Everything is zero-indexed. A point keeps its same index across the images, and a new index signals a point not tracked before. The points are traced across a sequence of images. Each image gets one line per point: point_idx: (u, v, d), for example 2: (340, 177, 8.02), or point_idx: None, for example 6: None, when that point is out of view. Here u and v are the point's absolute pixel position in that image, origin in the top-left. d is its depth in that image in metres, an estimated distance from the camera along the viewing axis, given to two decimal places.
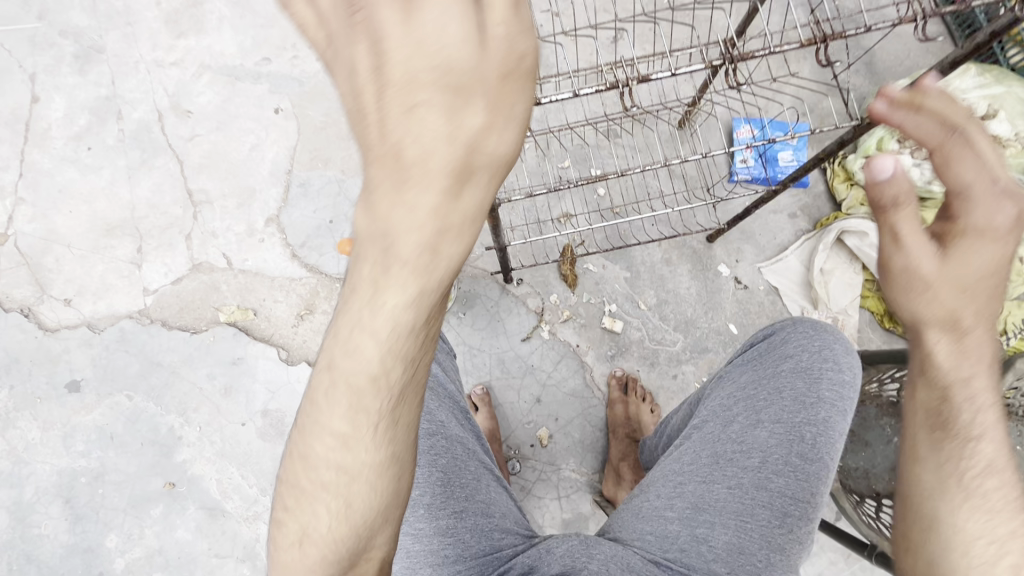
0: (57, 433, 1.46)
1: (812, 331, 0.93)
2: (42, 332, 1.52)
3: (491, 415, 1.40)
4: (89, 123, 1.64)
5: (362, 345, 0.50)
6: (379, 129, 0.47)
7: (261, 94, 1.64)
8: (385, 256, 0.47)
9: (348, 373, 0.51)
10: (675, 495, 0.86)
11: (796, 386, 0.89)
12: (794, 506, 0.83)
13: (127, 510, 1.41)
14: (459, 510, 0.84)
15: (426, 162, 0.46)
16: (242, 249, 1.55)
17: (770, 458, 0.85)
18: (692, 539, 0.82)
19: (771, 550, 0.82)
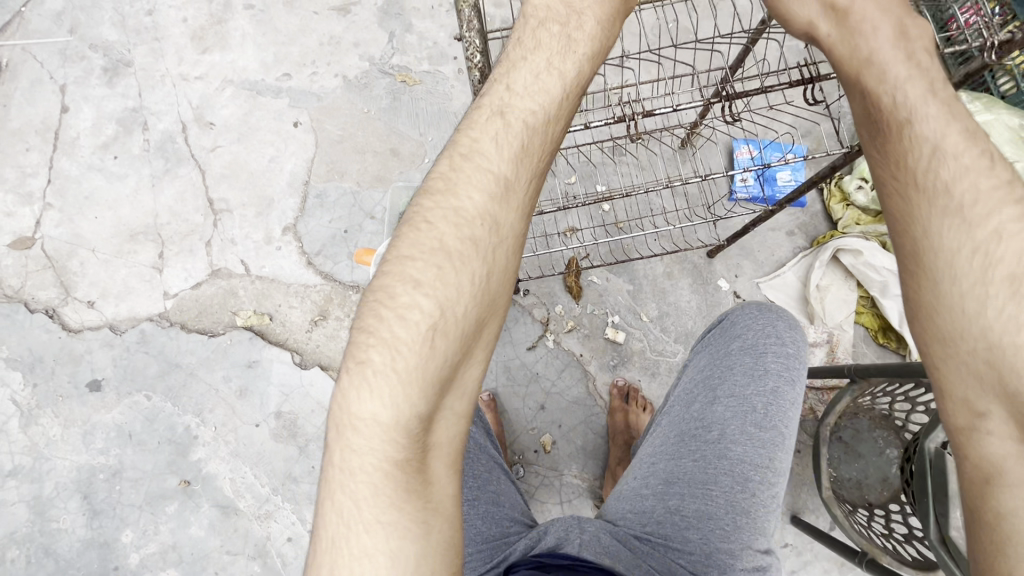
0: (77, 431, 1.51)
1: (758, 312, 0.98)
2: (66, 332, 1.57)
3: (497, 420, 1.45)
4: (116, 133, 1.72)
5: (481, 173, 0.63)
6: (538, 33, 0.74)
7: (282, 108, 1.72)
8: (531, 109, 0.67)
9: (465, 195, 0.62)
10: (649, 473, 0.95)
11: (745, 362, 0.94)
12: (754, 473, 0.88)
13: (143, 506, 1.46)
14: (473, 499, 0.92)
15: (571, 58, 0.71)
16: (260, 255, 1.61)
17: (727, 430, 0.90)
18: (666, 512, 0.89)
19: (737, 514, 0.86)
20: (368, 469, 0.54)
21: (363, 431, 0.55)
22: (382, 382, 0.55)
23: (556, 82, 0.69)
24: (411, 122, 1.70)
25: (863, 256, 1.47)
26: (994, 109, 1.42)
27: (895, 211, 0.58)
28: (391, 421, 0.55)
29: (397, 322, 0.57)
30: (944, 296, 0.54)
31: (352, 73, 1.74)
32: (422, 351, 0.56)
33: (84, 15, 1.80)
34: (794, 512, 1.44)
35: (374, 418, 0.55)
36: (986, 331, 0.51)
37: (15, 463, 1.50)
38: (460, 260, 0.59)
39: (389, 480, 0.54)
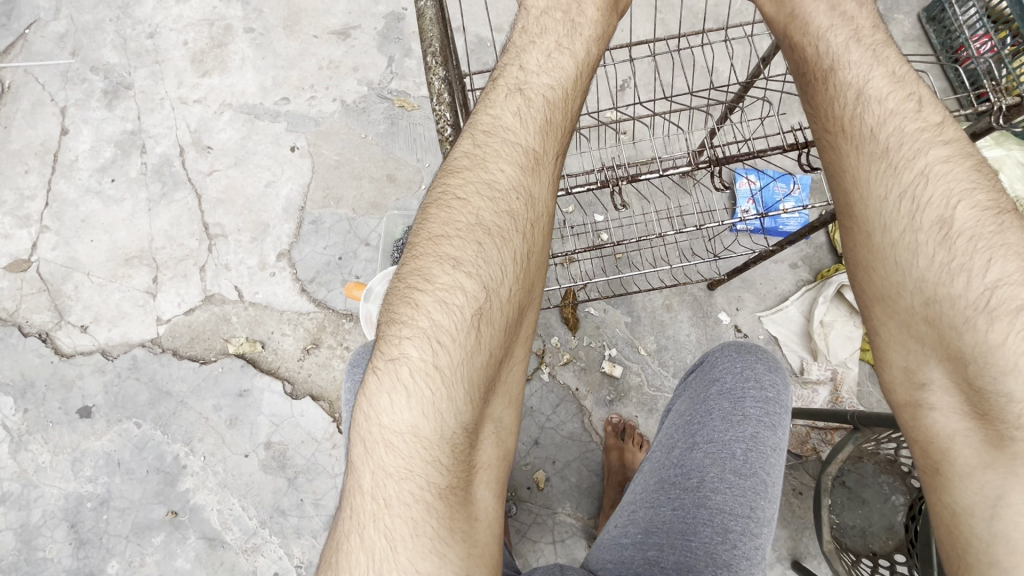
0: (67, 458, 1.50)
1: (736, 353, 0.88)
2: (58, 357, 1.57)
3: None
4: (114, 156, 1.72)
5: (508, 158, 0.64)
6: (542, 21, 0.76)
7: (279, 132, 1.71)
8: (550, 87, 0.70)
9: (494, 178, 0.63)
10: (630, 522, 0.84)
11: (722, 406, 0.84)
12: (736, 523, 0.76)
13: (129, 536, 1.44)
14: None
15: (579, 39, 0.74)
16: (253, 281, 1.60)
17: (707, 477, 0.79)
18: (645, 563, 0.77)
19: (718, 567, 0.73)
20: (412, 485, 0.52)
21: (403, 443, 0.53)
22: (424, 384, 0.53)
23: (570, 61, 0.72)
24: (409, 148, 1.68)
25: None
26: (1006, 145, 1.41)
27: (846, 202, 0.60)
28: (436, 426, 0.53)
29: (439, 311, 0.56)
30: (878, 276, 0.56)
31: (350, 97, 1.73)
32: (466, 345, 0.55)
33: (87, 38, 1.81)
34: (795, 557, 1.40)
35: (413, 415, 0.53)
36: (917, 303, 0.53)
37: (4, 489, 1.49)
38: (499, 245, 0.60)
39: (436, 491, 0.52)
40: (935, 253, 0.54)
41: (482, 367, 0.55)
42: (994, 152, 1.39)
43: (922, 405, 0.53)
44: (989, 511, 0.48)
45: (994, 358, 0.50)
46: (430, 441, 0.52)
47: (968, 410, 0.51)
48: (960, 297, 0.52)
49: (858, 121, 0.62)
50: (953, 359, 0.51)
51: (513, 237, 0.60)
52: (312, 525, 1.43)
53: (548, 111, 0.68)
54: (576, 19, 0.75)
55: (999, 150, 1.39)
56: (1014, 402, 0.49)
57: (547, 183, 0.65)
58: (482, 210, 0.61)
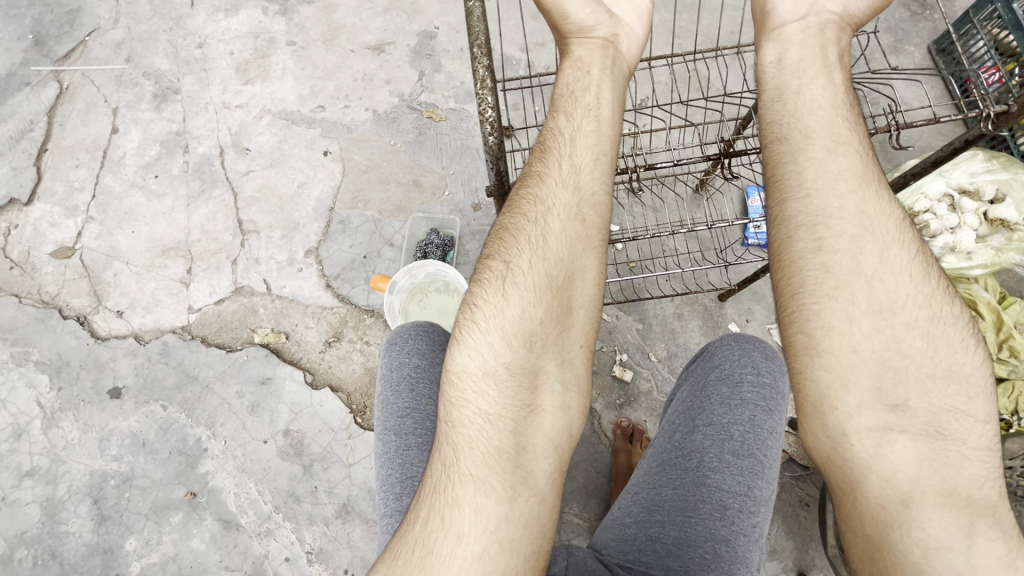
0: (95, 435, 1.56)
1: (734, 343, 0.91)
2: (94, 339, 1.65)
3: None
4: (159, 154, 1.83)
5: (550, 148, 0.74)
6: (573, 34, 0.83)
7: (313, 137, 1.82)
8: (586, 85, 0.78)
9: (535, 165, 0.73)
10: (632, 503, 0.89)
11: (721, 392, 0.88)
12: (733, 500, 0.81)
13: (148, 515, 1.49)
14: None
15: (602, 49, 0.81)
16: (281, 276, 1.68)
17: (706, 457, 0.84)
18: (647, 539, 0.83)
19: (718, 542, 0.78)
20: (465, 411, 0.61)
21: (457, 382, 0.62)
22: (471, 331, 0.63)
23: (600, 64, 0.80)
24: (435, 156, 1.77)
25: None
26: (1012, 167, 1.45)
27: (838, 208, 0.65)
28: (483, 364, 0.62)
29: (487, 272, 0.66)
30: (890, 284, 0.62)
31: (381, 107, 1.83)
32: (504, 300, 0.63)
33: (141, 46, 1.95)
34: (800, 569, 1.40)
35: (464, 355, 0.63)
36: (920, 320, 0.61)
37: (33, 463, 1.55)
38: (537, 217, 0.68)
39: (486, 416, 0.60)
40: (941, 281, 0.64)
41: (523, 315, 0.62)
42: (1001, 174, 1.43)
43: (888, 429, 0.58)
44: (962, 540, 0.54)
45: (971, 382, 0.60)
46: (478, 375, 0.61)
47: (925, 435, 0.58)
48: (951, 332, 0.61)
49: (851, 138, 0.70)
50: (933, 384, 0.59)
51: (549, 209, 0.68)
52: (324, 512, 1.47)
53: (578, 109, 0.76)
54: (603, 34, 0.83)
55: (1007, 173, 1.43)
56: (971, 424, 0.58)
57: (585, 163, 0.72)
58: (521, 197, 0.71)
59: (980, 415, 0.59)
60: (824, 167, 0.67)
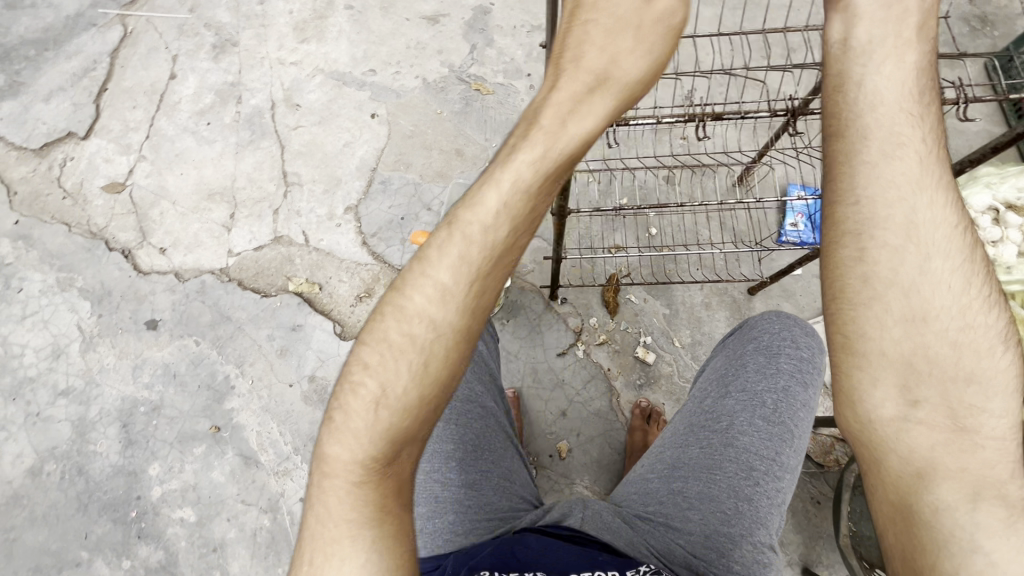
0: (129, 363, 1.62)
1: (774, 318, 0.93)
2: (136, 273, 1.71)
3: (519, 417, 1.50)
4: (213, 102, 1.89)
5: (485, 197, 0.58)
6: (588, 26, 0.65)
7: (362, 99, 1.86)
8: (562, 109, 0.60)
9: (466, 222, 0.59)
10: (656, 460, 0.91)
11: (756, 361, 0.89)
12: (760, 463, 0.82)
13: (173, 444, 1.54)
14: (483, 472, 0.96)
15: (606, 53, 0.63)
16: (320, 229, 1.72)
17: (736, 421, 0.85)
18: (669, 493, 0.85)
19: (740, 501, 0.81)
20: (332, 488, 0.59)
21: (332, 459, 0.60)
22: (349, 406, 0.60)
23: (587, 81, 0.62)
24: (478, 128, 1.80)
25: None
26: None
27: (884, 216, 0.55)
28: (354, 446, 0.58)
29: (376, 351, 0.59)
30: (924, 296, 0.53)
31: (431, 76, 1.87)
32: (382, 385, 0.58)
33: None
34: (805, 564, 1.40)
35: (342, 436, 0.60)
36: (953, 325, 0.53)
37: (69, 383, 1.62)
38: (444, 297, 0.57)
39: (348, 504, 0.58)
40: (983, 279, 0.55)
41: (396, 409, 0.57)
42: None
43: (908, 421, 0.52)
44: (972, 523, 0.48)
45: (993, 377, 0.52)
46: (350, 456, 0.59)
47: (945, 426, 0.51)
48: (979, 340, 0.53)
49: (908, 146, 0.57)
50: (954, 385, 0.52)
51: (455, 297, 0.57)
52: None
53: (563, 122, 0.60)
54: (620, 26, 0.64)
55: None
56: (992, 417, 0.51)
57: (521, 196, 0.58)
58: (431, 254, 0.59)
59: (1001, 410, 0.51)
60: (876, 173, 0.56)
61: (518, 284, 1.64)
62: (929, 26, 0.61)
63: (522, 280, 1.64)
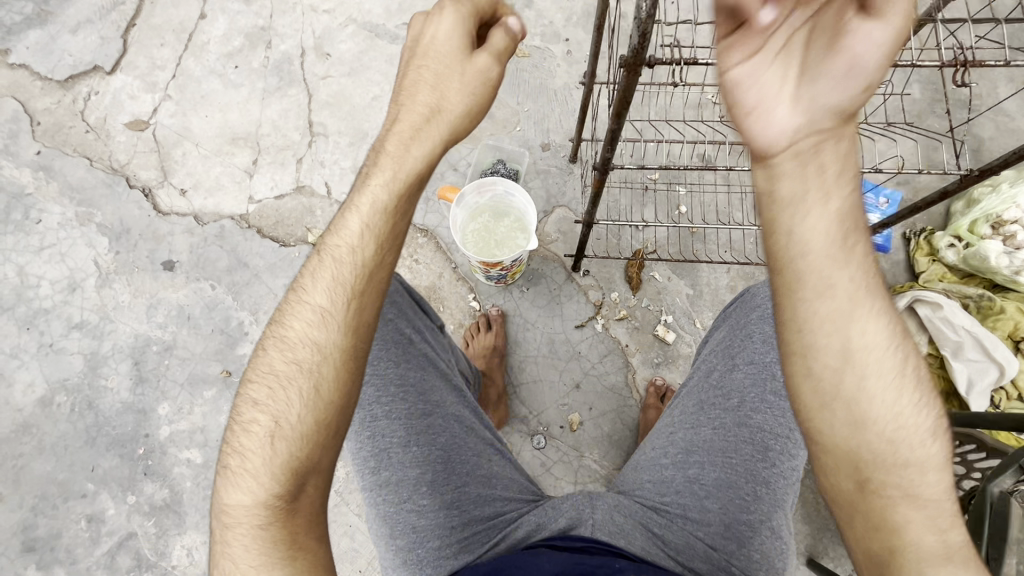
0: (144, 302, 1.61)
1: None
2: (155, 212, 1.69)
3: (499, 333, 1.51)
4: (242, 46, 1.84)
5: (349, 221, 0.74)
6: (420, 68, 0.80)
7: (394, 53, 1.81)
8: (405, 147, 0.76)
9: (335, 244, 0.74)
10: (668, 442, 0.93)
11: (763, 329, 0.88)
12: (775, 441, 0.85)
13: (183, 385, 1.54)
14: (460, 485, 0.88)
15: (430, 92, 0.79)
16: (343, 182, 1.69)
17: (747, 398, 0.87)
18: (685, 480, 0.88)
19: (759, 485, 0.84)
20: (244, 521, 0.65)
21: (230, 507, 0.67)
22: (253, 441, 0.68)
23: (417, 119, 0.77)
24: (509, 91, 1.75)
25: (939, 308, 1.41)
26: None
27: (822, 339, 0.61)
28: (261, 481, 0.66)
29: (274, 388, 0.70)
30: (861, 403, 0.60)
31: None
32: (285, 412, 0.68)
33: None
34: (811, 555, 1.38)
35: (246, 467, 0.67)
36: (887, 424, 0.60)
37: (83, 317, 1.61)
38: (330, 322, 0.71)
39: (260, 527, 0.65)
40: (910, 362, 0.62)
41: (304, 427, 0.68)
42: None
43: (863, 504, 0.60)
44: None
45: (928, 454, 0.60)
46: (259, 487, 0.66)
47: (902, 503, 0.59)
48: (909, 424, 0.60)
49: (832, 288, 0.60)
50: (895, 466, 0.60)
51: (333, 322, 0.71)
52: None
53: (406, 151, 0.76)
54: (449, 64, 0.79)
55: None
56: (925, 485, 0.59)
57: (380, 217, 0.74)
58: (311, 275, 0.73)
59: (933, 479, 0.59)
60: (812, 310, 0.61)
61: (541, 253, 1.60)
62: (850, 173, 0.62)
63: (545, 249, 1.60)
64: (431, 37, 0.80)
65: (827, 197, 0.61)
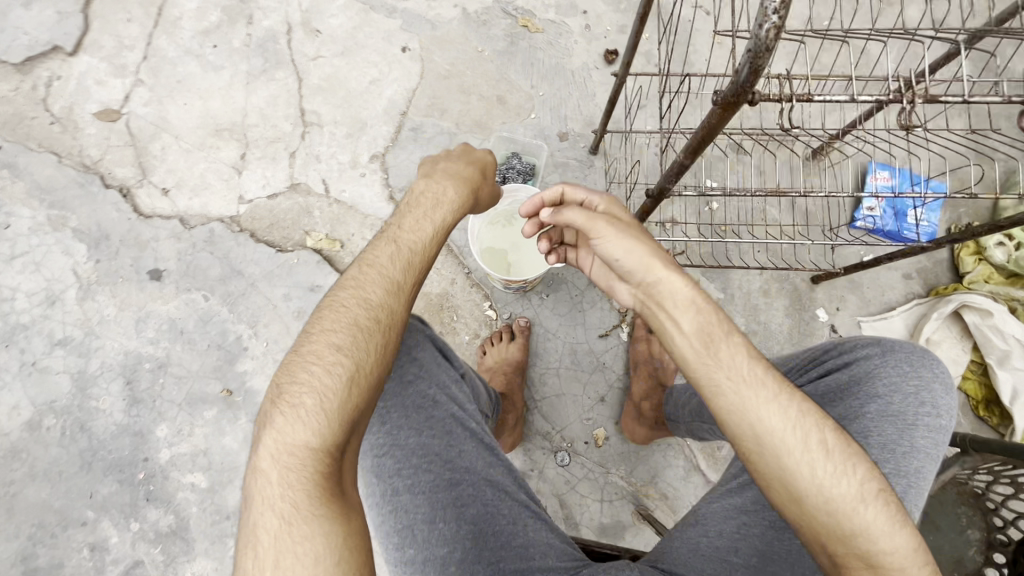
0: (131, 316, 1.49)
1: (904, 372, 0.87)
2: (136, 215, 1.54)
3: (523, 346, 1.41)
4: (220, 21, 1.64)
5: (422, 228, 0.89)
6: (441, 168, 1.01)
7: (392, 29, 1.62)
8: (435, 212, 0.91)
9: (408, 240, 0.87)
10: (739, 538, 0.87)
11: (885, 430, 0.83)
12: None
13: (181, 405, 1.44)
14: (494, 562, 0.79)
15: (453, 185, 0.96)
16: (342, 179, 1.54)
17: None
18: None
19: None
20: (298, 453, 0.68)
21: (290, 446, 0.68)
22: (314, 385, 0.72)
23: (449, 196, 0.95)
24: (522, 74, 1.58)
25: (989, 317, 1.33)
26: None
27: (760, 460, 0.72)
28: (320, 419, 0.70)
29: (336, 343, 0.75)
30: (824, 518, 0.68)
31: (472, 7, 1.63)
32: (347, 364, 0.74)
33: None
34: None
35: (306, 406, 0.71)
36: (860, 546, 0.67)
37: (66, 333, 1.49)
38: (391, 304, 0.81)
39: (315, 462, 0.68)
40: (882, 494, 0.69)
41: (357, 382, 0.74)
42: None
43: None
44: None
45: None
46: (322, 423, 0.70)
47: None
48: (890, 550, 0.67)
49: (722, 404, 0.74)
50: None
51: (394, 303, 0.81)
52: None
53: (452, 200, 0.94)
54: (469, 178, 1.00)
55: None
56: None
57: (440, 229, 0.90)
58: (374, 261, 0.84)
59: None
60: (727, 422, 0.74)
61: None
62: (696, 308, 0.77)
63: None
64: (459, 158, 1.04)
65: (681, 330, 0.77)
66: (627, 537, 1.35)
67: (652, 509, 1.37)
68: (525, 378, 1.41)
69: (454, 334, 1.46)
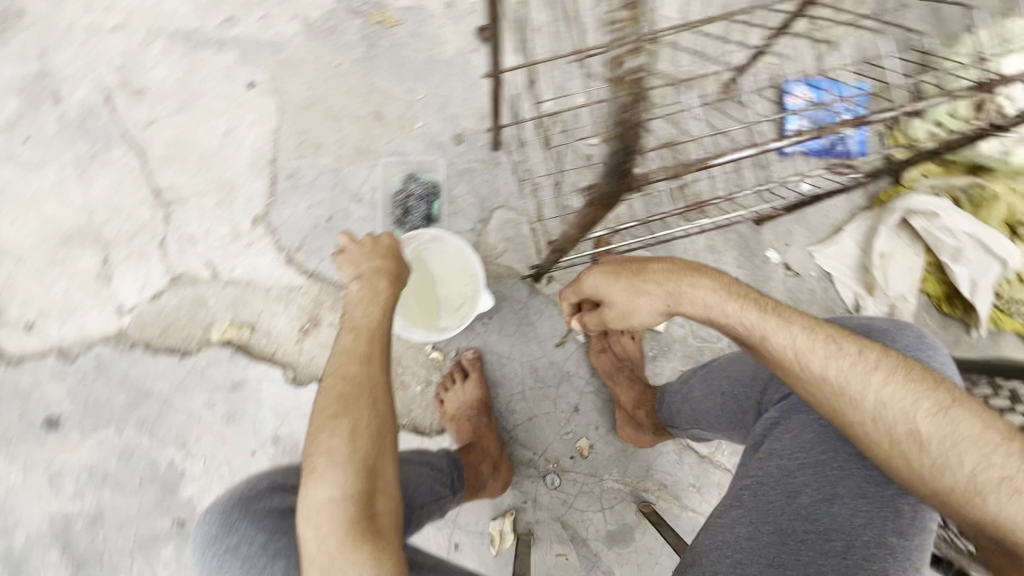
0: (42, 476, 1.30)
1: None
2: (4, 363, 1.31)
3: (480, 382, 1.31)
4: (20, 108, 1.36)
5: (369, 302, 0.85)
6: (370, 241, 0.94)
7: (228, 65, 1.38)
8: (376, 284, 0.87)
9: (357, 317, 0.83)
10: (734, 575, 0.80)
11: None
12: None
13: (134, 553, 1.29)
14: None
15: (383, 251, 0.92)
16: (229, 255, 1.35)
17: (854, 542, 0.77)
18: None
19: None
20: (326, 532, 0.65)
21: (317, 505, 0.67)
22: (323, 459, 0.69)
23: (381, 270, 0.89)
24: (393, 78, 1.37)
25: (935, 218, 1.28)
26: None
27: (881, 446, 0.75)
28: (336, 488, 0.67)
29: (330, 418, 0.71)
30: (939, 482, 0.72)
31: (313, 15, 1.39)
32: (342, 431, 0.70)
33: None
34: None
35: (322, 485, 0.67)
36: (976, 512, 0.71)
37: None
38: (367, 365, 0.77)
39: (347, 531, 0.65)
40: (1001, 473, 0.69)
41: (365, 442, 0.70)
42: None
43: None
44: None
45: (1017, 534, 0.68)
46: (345, 488, 0.67)
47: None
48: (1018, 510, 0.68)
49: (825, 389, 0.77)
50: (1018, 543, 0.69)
51: (372, 364, 0.77)
52: None
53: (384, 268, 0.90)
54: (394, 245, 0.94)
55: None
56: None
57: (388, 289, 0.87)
58: (343, 340, 0.80)
59: None
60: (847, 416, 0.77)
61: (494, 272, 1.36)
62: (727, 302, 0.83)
63: (497, 266, 1.35)
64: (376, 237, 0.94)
65: (715, 309, 0.84)
66: (637, 537, 1.32)
67: (655, 502, 1.34)
68: (491, 414, 1.30)
69: (404, 388, 1.34)
